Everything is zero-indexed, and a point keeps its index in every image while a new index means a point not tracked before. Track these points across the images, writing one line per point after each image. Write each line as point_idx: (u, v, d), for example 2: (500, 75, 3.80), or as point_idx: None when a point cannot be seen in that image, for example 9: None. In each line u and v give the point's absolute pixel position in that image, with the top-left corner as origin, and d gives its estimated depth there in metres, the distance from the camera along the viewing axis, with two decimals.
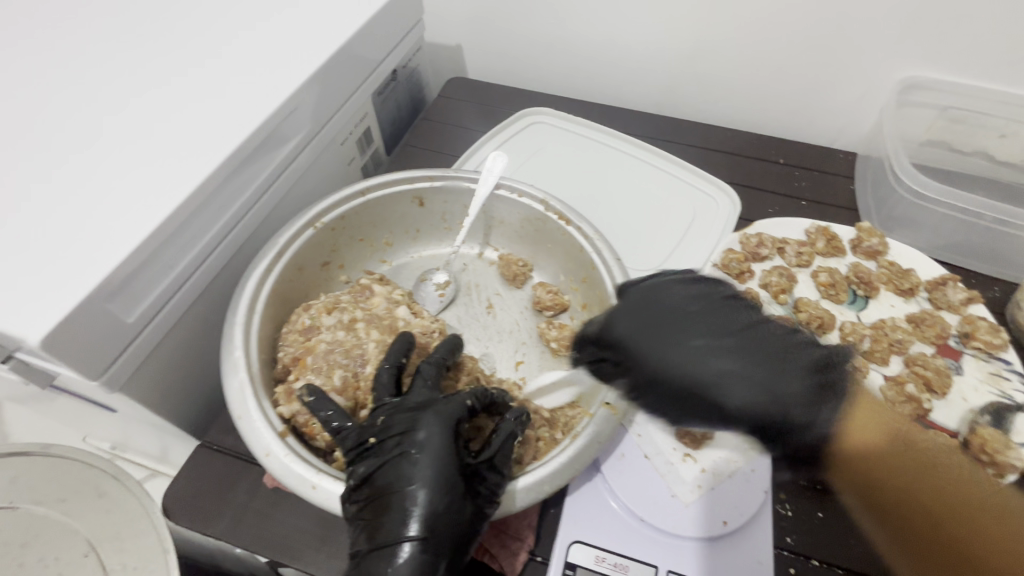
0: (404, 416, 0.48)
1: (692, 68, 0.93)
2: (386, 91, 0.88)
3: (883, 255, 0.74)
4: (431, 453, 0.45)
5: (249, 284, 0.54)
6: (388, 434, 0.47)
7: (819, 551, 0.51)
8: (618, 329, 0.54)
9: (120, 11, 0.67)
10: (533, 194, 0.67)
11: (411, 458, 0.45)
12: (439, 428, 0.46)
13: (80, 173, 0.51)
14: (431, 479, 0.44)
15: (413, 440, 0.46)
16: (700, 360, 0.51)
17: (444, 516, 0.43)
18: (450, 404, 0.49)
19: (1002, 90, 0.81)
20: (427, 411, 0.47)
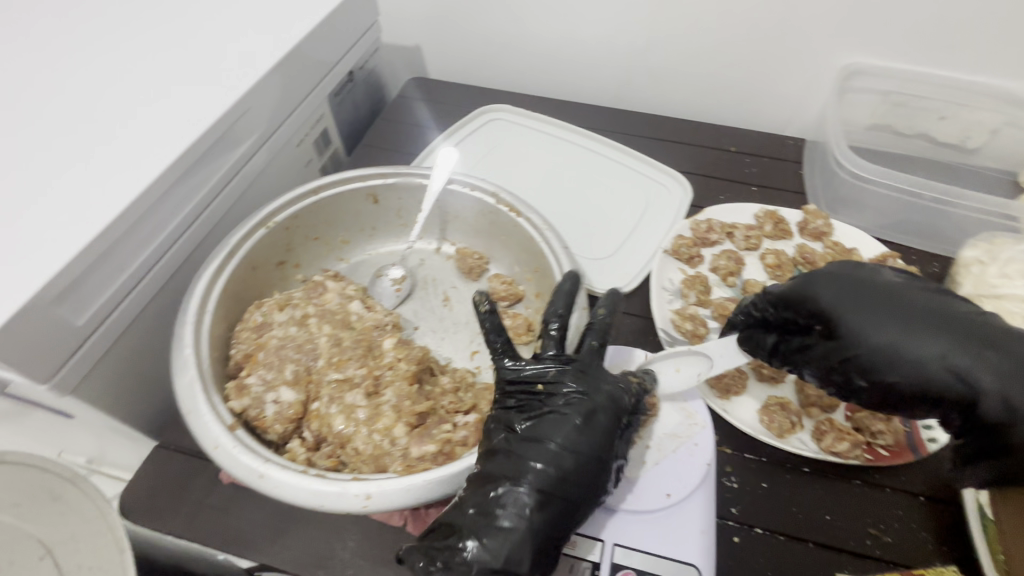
0: (568, 398, 0.49)
1: (645, 62, 0.95)
2: (343, 93, 0.89)
3: (828, 236, 0.77)
4: (580, 436, 0.47)
5: (200, 284, 0.55)
6: (544, 414, 0.49)
7: (762, 519, 0.54)
8: (826, 298, 0.53)
9: (64, 19, 0.67)
10: (484, 187, 0.68)
11: (543, 438, 0.47)
12: (580, 410, 0.48)
13: (27, 181, 0.52)
14: (566, 457, 0.46)
15: (573, 421, 0.48)
16: (893, 331, 0.49)
17: (580, 493, 0.46)
18: (596, 387, 0.50)
19: (940, 73, 0.84)
20: (596, 396, 0.49)
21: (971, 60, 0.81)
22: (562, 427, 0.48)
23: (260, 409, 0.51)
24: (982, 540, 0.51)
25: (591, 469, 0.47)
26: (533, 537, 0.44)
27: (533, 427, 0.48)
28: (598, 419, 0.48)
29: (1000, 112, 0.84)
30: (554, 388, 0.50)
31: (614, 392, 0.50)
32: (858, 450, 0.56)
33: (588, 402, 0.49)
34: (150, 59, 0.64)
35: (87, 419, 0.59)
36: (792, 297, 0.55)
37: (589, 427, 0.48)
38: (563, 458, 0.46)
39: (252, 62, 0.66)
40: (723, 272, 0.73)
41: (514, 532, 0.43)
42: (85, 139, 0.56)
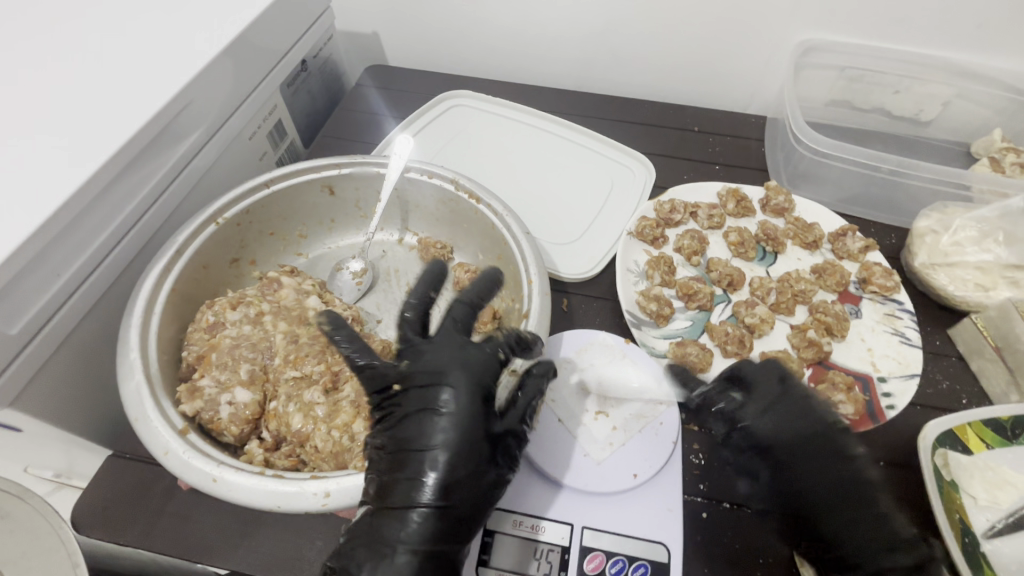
0: (420, 395, 0.47)
1: (607, 43, 0.94)
2: (297, 83, 0.86)
3: (790, 212, 0.78)
4: (448, 431, 0.44)
5: (145, 285, 0.53)
6: (408, 413, 0.47)
7: (730, 494, 0.54)
8: (767, 434, 0.55)
9: None
10: (443, 174, 0.67)
11: (410, 449, 0.45)
12: (443, 404, 0.46)
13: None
14: (439, 460, 0.44)
15: (435, 417, 0.45)
16: (817, 481, 0.52)
17: (460, 489, 0.43)
18: (451, 372, 0.47)
19: (893, 48, 0.85)
20: (450, 380, 0.46)
21: (922, 33, 0.82)
22: (431, 426, 0.45)
23: (214, 412, 0.49)
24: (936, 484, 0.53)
25: (467, 459, 0.44)
26: (420, 556, 0.42)
27: (399, 436, 0.46)
28: (463, 406, 0.45)
29: (951, 84, 0.85)
30: (423, 377, 0.47)
31: (474, 372, 0.47)
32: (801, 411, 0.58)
33: (455, 392, 0.46)
34: (79, 50, 0.60)
35: (30, 432, 0.56)
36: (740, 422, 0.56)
37: (455, 419, 0.45)
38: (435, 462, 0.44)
39: (191, 52, 0.62)
40: (686, 252, 0.73)
41: (399, 558, 0.41)
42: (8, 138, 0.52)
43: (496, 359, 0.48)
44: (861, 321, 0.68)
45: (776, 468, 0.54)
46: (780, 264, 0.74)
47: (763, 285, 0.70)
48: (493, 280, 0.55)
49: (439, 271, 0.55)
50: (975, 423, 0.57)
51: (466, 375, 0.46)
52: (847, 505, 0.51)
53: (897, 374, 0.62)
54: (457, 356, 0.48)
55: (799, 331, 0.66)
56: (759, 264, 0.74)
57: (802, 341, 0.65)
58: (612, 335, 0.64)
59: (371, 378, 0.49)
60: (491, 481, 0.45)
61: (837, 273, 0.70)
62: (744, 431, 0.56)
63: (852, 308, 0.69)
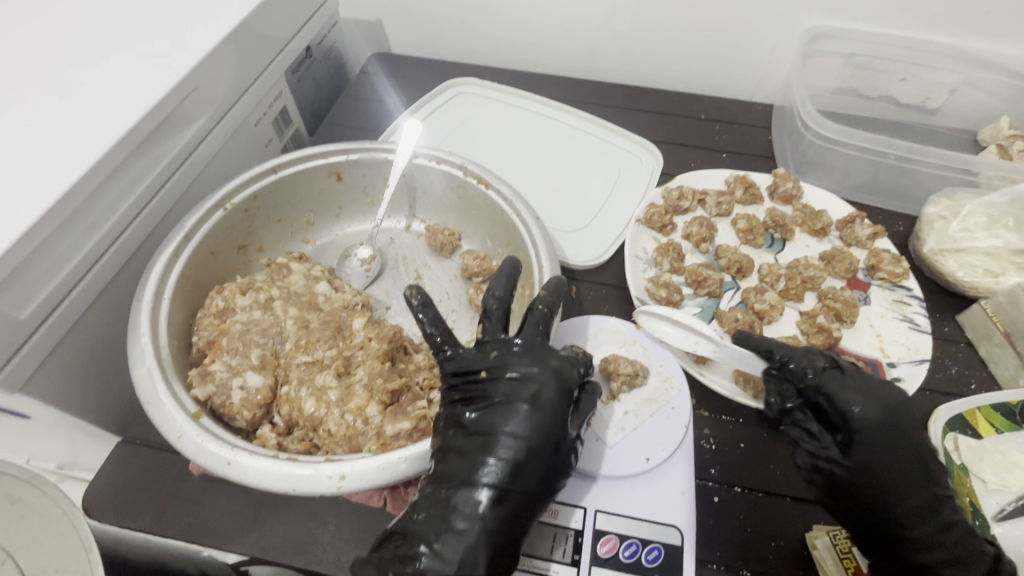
0: (509, 384, 0.48)
1: (613, 30, 0.93)
2: (301, 69, 0.85)
3: (798, 199, 0.77)
4: (530, 422, 0.46)
5: (154, 269, 0.53)
6: (493, 400, 0.47)
7: (740, 478, 0.54)
8: (858, 413, 0.52)
9: None
10: (451, 160, 0.66)
11: (489, 432, 0.46)
12: (526, 399, 0.47)
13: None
14: (518, 451, 0.45)
15: (520, 409, 0.46)
16: (894, 463, 0.50)
17: (533, 484, 0.44)
18: (541, 371, 0.48)
19: (900, 34, 0.84)
20: (541, 378, 0.47)
21: (930, 19, 0.82)
22: (512, 416, 0.46)
23: (226, 396, 0.49)
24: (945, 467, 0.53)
25: (545, 457, 0.45)
26: (490, 537, 0.43)
27: (480, 420, 0.47)
28: (548, 405, 0.47)
29: (959, 71, 0.85)
30: (510, 367, 0.48)
31: (564, 377, 0.48)
32: None
33: (543, 391, 0.47)
34: (83, 33, 0.60)
35: (39, 418, 0.56)
36: (824, 396, 0.53)
37: (537, 416, 0.46)
38: (514, 453, 0.45)
39: (197, 36, 0.62)
40: (695, 239, 0.73)
41: (469, 534, 0.42)
42: (14, 122, 0.52)
43: (577, 367, 0.50)
44: (870, 307, 0.68)
45: (849, 443, 0.52)
46: (788, 251, 0.74)
47: (772, 271, 0.70)
48: (557, 291, 0.52)
49: (514, 270, 0.54)
50: (983, 408, 0.57)
51: (555, 376, 0.48)
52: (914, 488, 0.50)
53: (906, 360, 0.62)
54: (544, 357, 0.49)
55: (808, 317, 0.66)
56: (767, 251, 0.74)
57: (812, 327, 0.65)
58: (623, 321, 0.64)
59: (453, 363, 0.50)
60: (557, 482, 0.46)
61: (846, 260, 0.70)
62: (828, 404, 0.53)
63: (861, 295, 0.69)
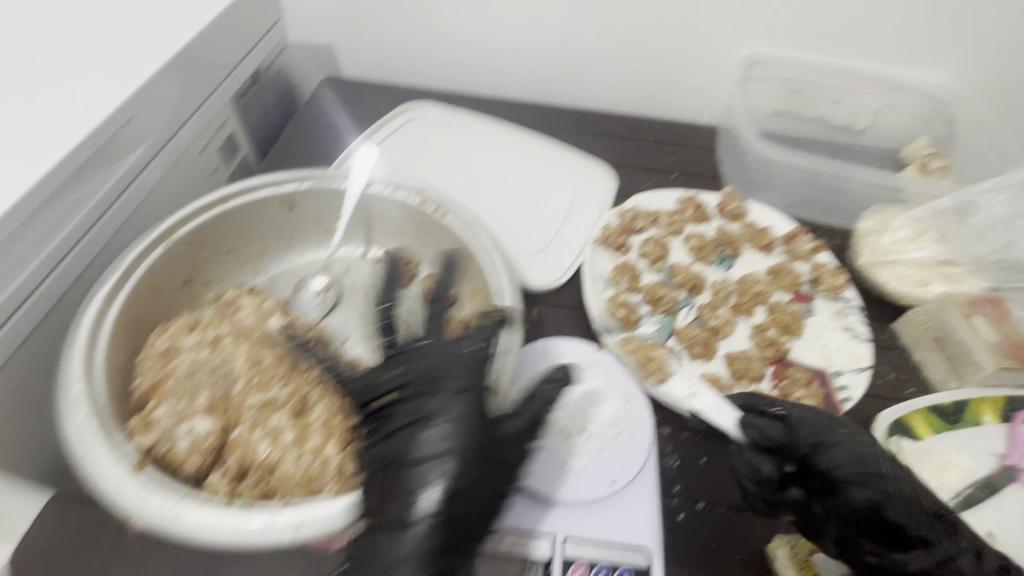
0: (421, 399, 0.46)
1: (564, 55, 0.96)
2: (249, 94, 0.83)
3: (743, 217, 0.81)
4: (455, 427, 0.44)
5: (91, 307, 0.50)
6: (413, 419, 0.45)
7: (704, 494, 0.56)
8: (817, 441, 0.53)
9: None
10: (407, 188, 0.67)
11: (416, 449, 0.44)
12: (462, 386, 0.47)
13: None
14: (462, 439, 0.44)
15: (439, 417, 0.45)
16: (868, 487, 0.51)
17: (468, 488, 0.42)
18: (471, 354, 0.49)
19: (827, 61, 0.91)
20: (454, 383, 0.46)
21: (850, 46, 0.89)
22: (451, 404, 0.45)
23: (171, 443, 0.46)
24: None
25: (475, 457, 0.43)
26: (434, 553, 0.40)
27: (404, 440, 0.44)
28: (480, 389, 0.47)
29: (881, 95, 0.92)
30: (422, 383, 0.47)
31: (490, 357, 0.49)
32: None
33: (473, 373, 0.48)
34: (5, 62, 0.57)
35: None
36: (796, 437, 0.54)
37: (472, 401, 0.46)
38: (458, 443, 0.43)
39: (136, 62, 0.60)
40: (650, 258, 0.75)
41: (414, 559, 0.40)
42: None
43: (490, 365, 0.49)
44: (815, 319, 0.71)
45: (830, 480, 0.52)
46: (738, 267, 0.77)
47: (724, 287, 0.72)
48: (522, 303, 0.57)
49: (452, 269, 0.61)
50: (922, 410, 0.60)
51: (467, 378, 0.47)
52: (913, 500, 0.50)
53: (850, 368, 0.66)
54: (467, 341, 0.50)
55: (759, 331, 0.68)
56: (718, 267, 0.76)
57: (763, 340, 0.67)
58: (584, 342, 0.63)
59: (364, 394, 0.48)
60: (496, 481, 0.44)
61: (790, 275, 0.74)
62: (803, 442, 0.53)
63: (806, 307, 0.72)
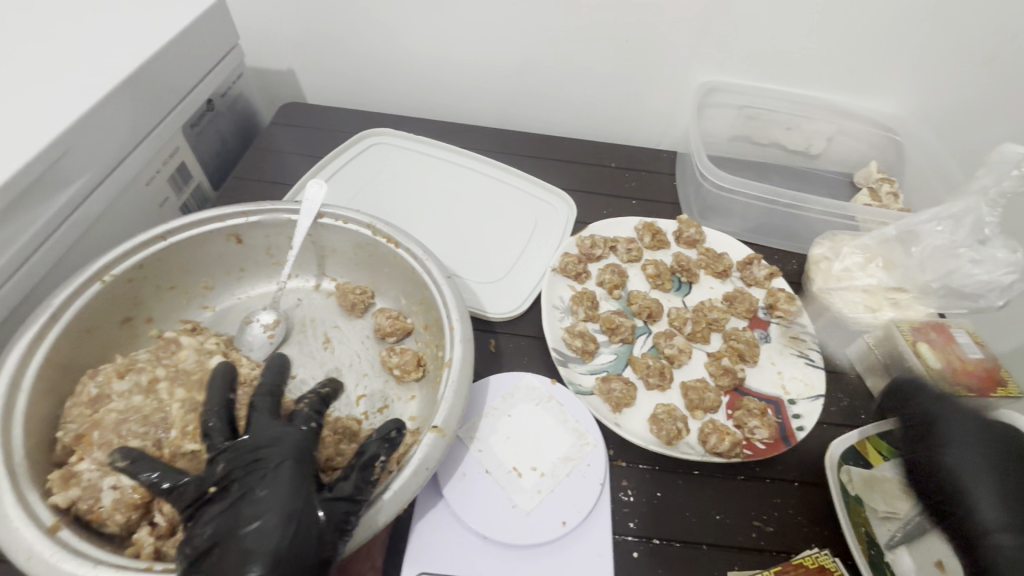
0: (241, 475, 0.43)
1: (525, 81, 0.96)
2: (203, 122, 0.82)
3: (701, 243, 0.82)
4: (281, 493, 0.41)
5: (13, 355, 0.47)
6: (232, 498, 0.41)
7: (659, 530, 0.55)
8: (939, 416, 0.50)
9: None
10: (359, 219, 0.65)
11: (239, 527, 0.39)
12: (288, 454, 0.44)
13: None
14: (279, 505, 0.40)
15: (263, 487, 0.41)
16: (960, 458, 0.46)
17: (297, 551, 0.39)
18: (303, 428, 0.47)
19: (780, 90, 0.94)
20: (278, 450, 0.44)
21: (801, 75, 0.91)
22: (275, 474, 0.42)
23: (95, 500, 0.43)
24: (840, 497, 0.57)
25: (304, 519, 0.40)
26: None
27: (224, 524, 0.40)
28: (307, 458, 0.44)
29: (834, 122, 0.95)
30: (245, 459, 0.44)
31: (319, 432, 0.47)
32: (709, 432, 0.61)
33: (303, 443, 0.46)
34: None
35: None
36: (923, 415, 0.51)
37: (299, 468, 0.43)
38: (273, 509, 0.40)
39: (72, 95, 0.58)
40: (608, 285, 0.75)
41: None
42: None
43: (310, 429, 0.47)
44: (770, 345, 0.72)
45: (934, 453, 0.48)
46: (696, 293, 0.77)
47: (680, 315, 0.72)
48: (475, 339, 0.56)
49: (281, 370, 0.54)
50: (871, 438, 0.62)
51: (290, 443, 0.45)
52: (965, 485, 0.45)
53: (804, 396, 0.66)
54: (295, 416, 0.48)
55: (714, 358, 0.69)
56: (676, 294, 0.77)
57: (718, 369, 0.67)
58: (538, 375, 0.63)
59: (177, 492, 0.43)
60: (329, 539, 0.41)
61: (746, 301, 0.75)
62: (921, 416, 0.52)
63: (761, 333, 0.73)
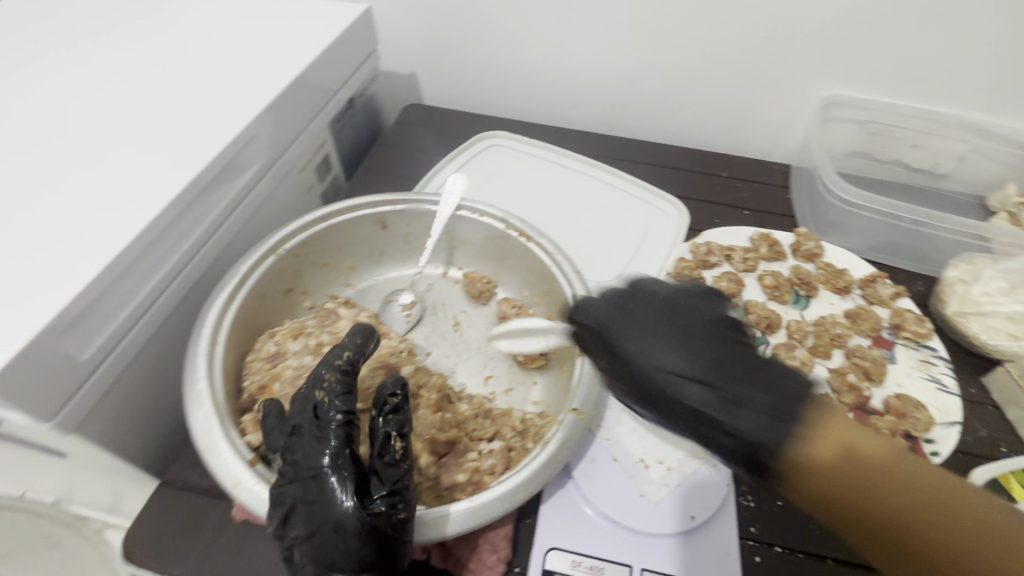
0: (292, 486, 0.42)
1: (637, 89, 0.98)
2: (343, 119, 0.90)
3: (820, 257, 0.81)
4: (337, 501, 0.41)
5: (210, 313, 0.54)
6: (294, 505, 0.42)
7: (781, 538, 0.54)
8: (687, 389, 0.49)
9: (70, 58, 0.68)
10: (494, 213, 0.69)
11: (311, 536, 0.41)
12: (326, 462, 0.42)
13: (20, 221, 0.51)
14: (339, 516, 0.40)
15: (315, 500, 0.41)
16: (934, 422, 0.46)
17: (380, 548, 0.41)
18: (331, 426, 0.44)
19: (909, 105, 0.90)
20: (318, 455, 0.42)
21: (935, 90, 0.87)
22: (322, 483, 0.41)
23: None
24: None
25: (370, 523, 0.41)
26: None
27: (298, 531, 0.41)
28: (343, 460, 0.42)
29: (966, 141, 0.90)
30: (290, 465, 0.43)
31: (347, 424, 0.44)
32: None
33: (335, 442, 0.43)
34: (150, 92, 0.65)
35: (85, 458, 0.57)
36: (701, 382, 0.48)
37: (339, 475, 0.42)
38: (337, 520, 0.40)
39: (255, 94, 0.67)
40: (724, 293, 0.75)
41: None
42: (76, 175, 0.55)
43: (337, 421, 0.44)
44: (897, 366, 0.69)
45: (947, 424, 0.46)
46: (815, 307, 0.76)
47: (801, 328, 0.72)
48: None
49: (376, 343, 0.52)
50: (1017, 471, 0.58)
51: (323, 444, 0.43)
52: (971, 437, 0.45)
53: (938, 421, 0.63)
54: (323, 413, 0.45)
55: (838, 374, 0.67)
56: (793, 307, 0.76)
57: (843, 384, 0.66)
58: None
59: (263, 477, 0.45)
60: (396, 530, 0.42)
61: (870, 318, 0.72)
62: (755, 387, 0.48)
63: (887, 353, 0.71)
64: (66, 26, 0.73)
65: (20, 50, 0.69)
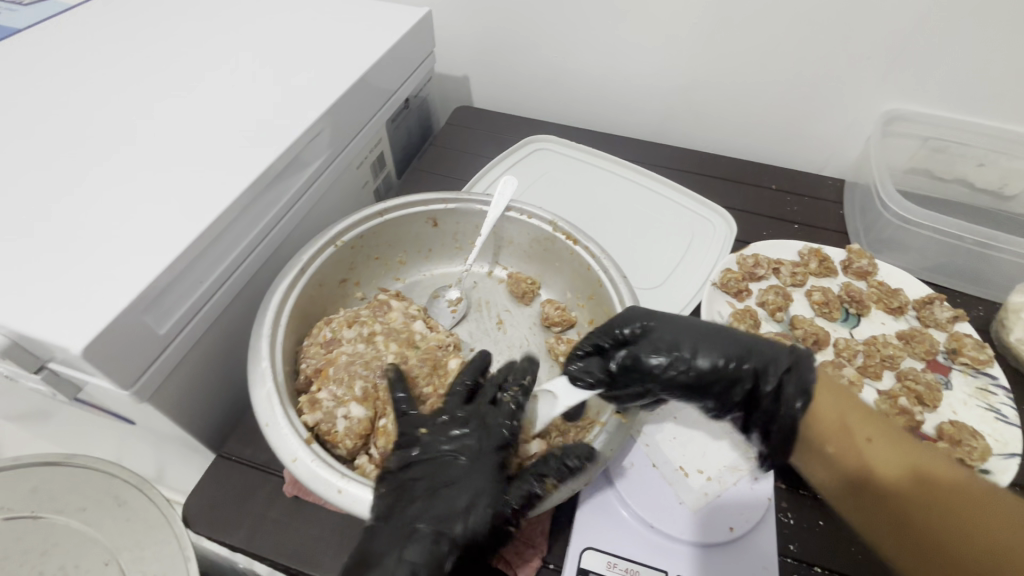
0: (445, 442, 0.50)
1: (689, 98, 0.98)
2: (399, 118, 0.93)
3: (872, 275, 0.78)
4: (480, 470, 0.48)
5: (274, 297, 0.58)
6: (435, 456, 0.49)
7: (821, 557, 0.53)
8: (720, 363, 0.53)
9: (154, 54, 0.73)
10: (542, 215, 0.70)
11: (443, 482, 0.47)
12: (487, 439, 0.50)
13: (112, 204, 0.55)
14: (479, 479, 0.47)
15: (461, 458, 0.48)
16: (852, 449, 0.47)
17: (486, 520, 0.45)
18: (506, 415, 0.52)
19: (977, 122, 0.87)
20: (481, 431, 0.50)
21: (1007, 108, 0.84)
22: (481, 451, 0.49)
23: (331, 424, 0.52)
24: None
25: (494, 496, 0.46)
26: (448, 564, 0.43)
27: (427, 472, 0.48)
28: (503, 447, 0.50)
29: None
30: (454, 425, 0.51)
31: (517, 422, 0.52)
32: None
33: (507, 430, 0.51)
34: (227, 89, 0.69)
35: (152, 426, 0.61)
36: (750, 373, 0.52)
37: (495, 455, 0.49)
38: (474, 482, 0.47)
39: (322, 93, 0.70)
40: (771, 307, 0.74)
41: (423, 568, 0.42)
42: (160, 162, 0.60)
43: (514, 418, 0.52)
44: (952, 392, 0.67)
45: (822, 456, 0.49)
46: (864, 327, 0.75)
47: (849, 347, 0.71)
48: None
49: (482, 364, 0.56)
50: None
51: (489, 427, 0.51)
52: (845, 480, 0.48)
53: (995, 451, 0.60)
54: (503, 401, 0.53)
55: (888, 396, 0.66)
56: (842, 325, 0.75)
57: (892, 408, 0.64)
58: None
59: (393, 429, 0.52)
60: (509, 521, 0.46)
61: (925, 342, 0.70)
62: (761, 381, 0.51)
63: (942, 378, 0.68)
64: (152, 24, 0.78)
65: (111, 45, 0.74)
